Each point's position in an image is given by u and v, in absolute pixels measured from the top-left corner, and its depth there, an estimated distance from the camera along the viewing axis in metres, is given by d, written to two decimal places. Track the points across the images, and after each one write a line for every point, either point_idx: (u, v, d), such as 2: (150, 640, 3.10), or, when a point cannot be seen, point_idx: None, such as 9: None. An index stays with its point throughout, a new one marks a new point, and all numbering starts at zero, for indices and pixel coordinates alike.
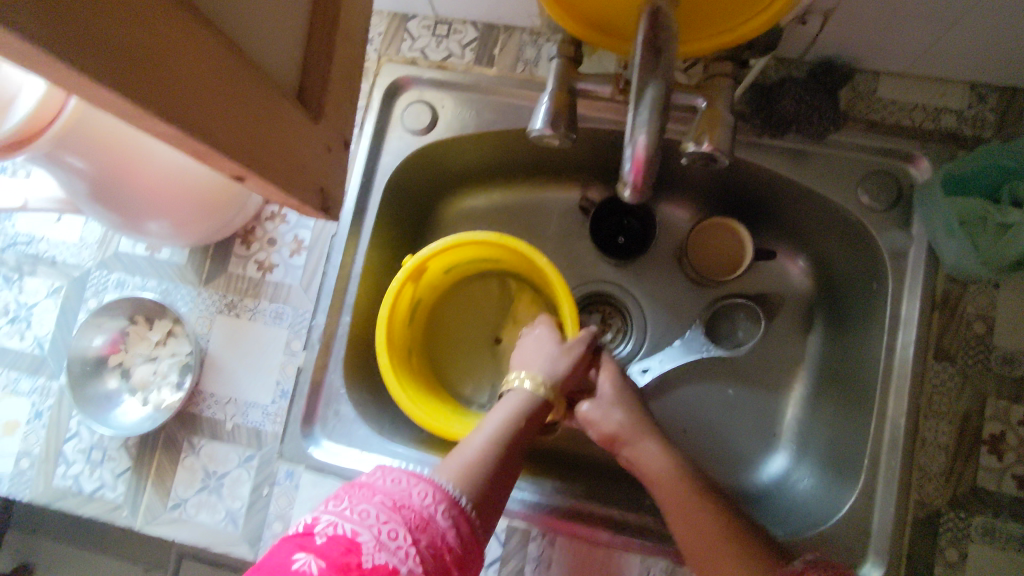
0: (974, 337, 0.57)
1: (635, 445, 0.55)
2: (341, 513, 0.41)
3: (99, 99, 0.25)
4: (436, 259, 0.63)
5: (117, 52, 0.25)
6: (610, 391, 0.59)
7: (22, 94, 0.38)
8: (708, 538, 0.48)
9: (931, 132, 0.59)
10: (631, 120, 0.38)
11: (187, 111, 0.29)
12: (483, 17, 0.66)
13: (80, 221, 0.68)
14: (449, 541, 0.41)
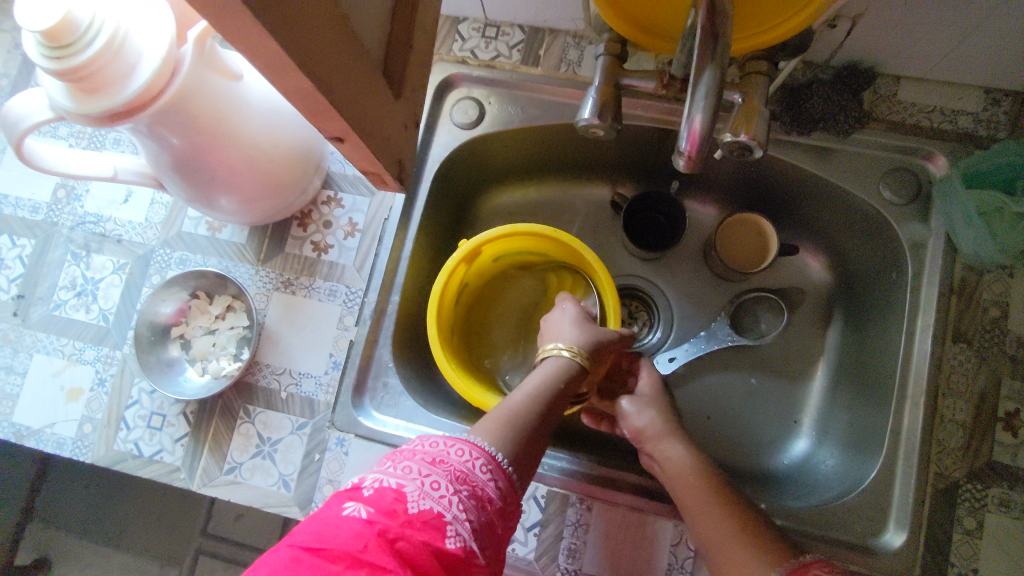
0: (990, 322, 0.61)
1: (659, 445, 0.58)
2: (385, 470, 0.41)
3: (267, 53, 0.30)
4: (490, 245, 0.68)
5: (287, 13, 0.29)
6: (647, 392, 0.63)
7: (144, 59, 0.44)
8: (719, 532, 0.50)
9: (948, 132, 0.63)
10: (689, 101, 0.43)
11: (323, 72, 0.34)
12: (530, 21, 0.71)
13: (146, 202, 0.73)
14: (490, 493, 0.42)
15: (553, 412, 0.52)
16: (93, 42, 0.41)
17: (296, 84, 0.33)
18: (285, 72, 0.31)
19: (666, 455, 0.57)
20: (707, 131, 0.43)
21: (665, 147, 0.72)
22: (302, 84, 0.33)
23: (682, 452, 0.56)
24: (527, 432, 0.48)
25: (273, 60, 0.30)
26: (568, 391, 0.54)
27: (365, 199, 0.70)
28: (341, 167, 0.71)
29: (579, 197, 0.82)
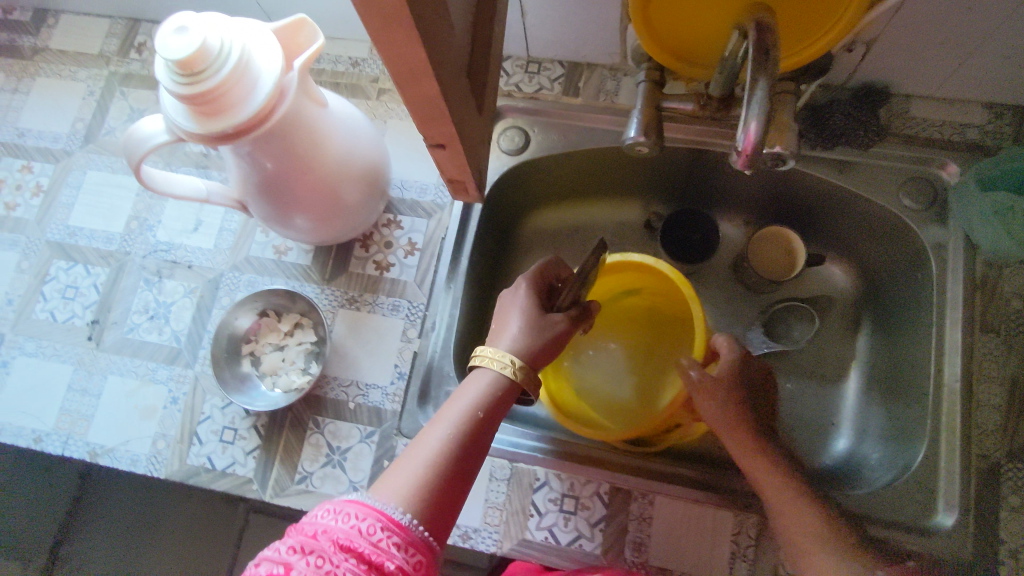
0: (1013, 311, 0.66)
1: (731, 437, 0.60)
2: (272, 556, 0.44)
3: (412, 54, 0.36)
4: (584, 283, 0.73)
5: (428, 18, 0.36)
6: (720, 375, 0.62)
7: (262, 79, 0.51)
8: (801, 530, 0.54)
9: (958, 143, 0.70)
10: (745, 111, 0.50)
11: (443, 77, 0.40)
12: (569, 57, 0.79)
13: (215, 230, 0.78)
14: (383, 555, 0.45)
15: (472, 449, 0.53)
16: (224, 66, 0.48)
17: (425, 86, 0.40)
18: (419, 74, 0.38)
19: (736, 448, 0.60)
20: (762, 134, 0.49)
21: (697, 167, 0.77)
22: (429, 88, 0.40)
23: (750, 451, 0.59)
24: (441, 486, 0.50)
25: (415, 63, 0.37)
26: (495, 415, 0.55)
27: (423, 220, 0.76)
28: (400, 193, 0.77)
29: (612, 219, 0.87)
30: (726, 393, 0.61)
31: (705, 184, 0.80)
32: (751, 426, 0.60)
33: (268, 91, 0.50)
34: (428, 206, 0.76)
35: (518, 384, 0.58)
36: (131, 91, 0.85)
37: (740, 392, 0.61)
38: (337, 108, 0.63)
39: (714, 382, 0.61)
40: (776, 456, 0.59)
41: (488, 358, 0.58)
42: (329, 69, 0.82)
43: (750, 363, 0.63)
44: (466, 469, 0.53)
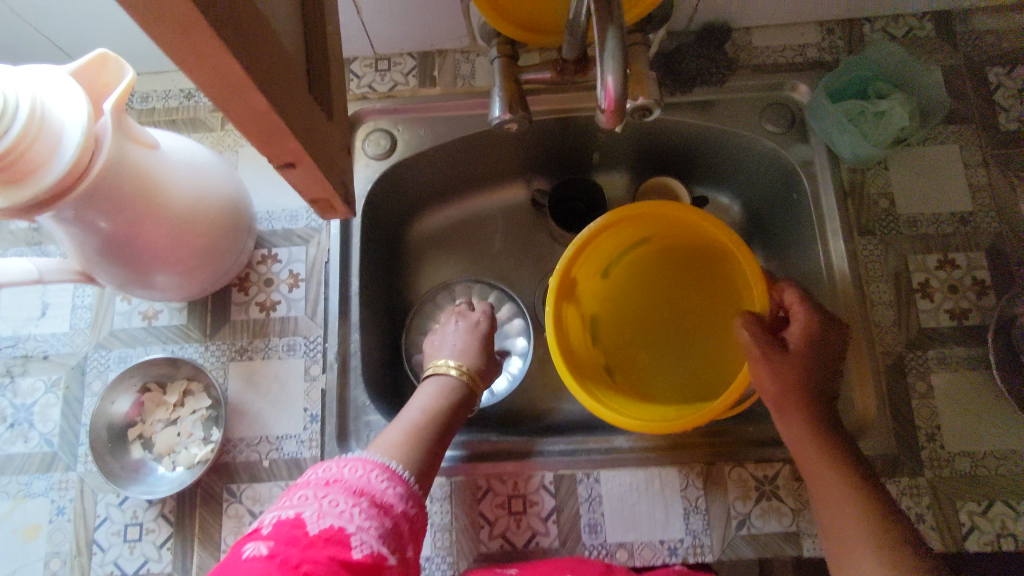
0: (882, 210, 0.69)
1: (784, 418, 0.54)
2: (281, 505, 0.45)
3: (225, 67, 0.32)
4: (587, 258, 0.68)
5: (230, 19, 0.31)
6: (790, 347, 0.55)
7: (67, 121, 0.45)
8: (844, 516, 0.49)
9: (801, 64, 0.73)
10: (600, 63, 0.49)
11: (266, 82, 0.36)
12: (418, 47, 0.76)
13: (66, 311, 0.69)
14: (392, 499, 0.47)
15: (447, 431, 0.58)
16: (16, 112, 0.42)
17: (251, 100, 0.35)
18: (240, 87, 0.34)
19: (787, 425, 0.54)
20: (620, 87, 0.49)
21: (568, 134, 0.76)
22: (256, 103, 0.36)
23: (800, 422, 0.54)
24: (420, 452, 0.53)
25: (231, 76, 0.33)
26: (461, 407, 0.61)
27: (301, 248, 0.71)
28: (269, 225, 0.71)
29: (497, 204, 0.84)
30: (795, 368, 0.54)
31: (581, 151, 0.80)
32: (812, 408, 0.54)
33: (77, 130, 0.44)
34: (302, 232, 0.71)
35: (473, 390, 0.64)
36: None
37: (814, 369, 0.55)
38: (172, 147, 0.57)
39: (783, 353, 0.54)
40: (836, 446, 0.53)
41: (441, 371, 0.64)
42: (160, 106, 0.74)
43: (828, 331, 0.56)
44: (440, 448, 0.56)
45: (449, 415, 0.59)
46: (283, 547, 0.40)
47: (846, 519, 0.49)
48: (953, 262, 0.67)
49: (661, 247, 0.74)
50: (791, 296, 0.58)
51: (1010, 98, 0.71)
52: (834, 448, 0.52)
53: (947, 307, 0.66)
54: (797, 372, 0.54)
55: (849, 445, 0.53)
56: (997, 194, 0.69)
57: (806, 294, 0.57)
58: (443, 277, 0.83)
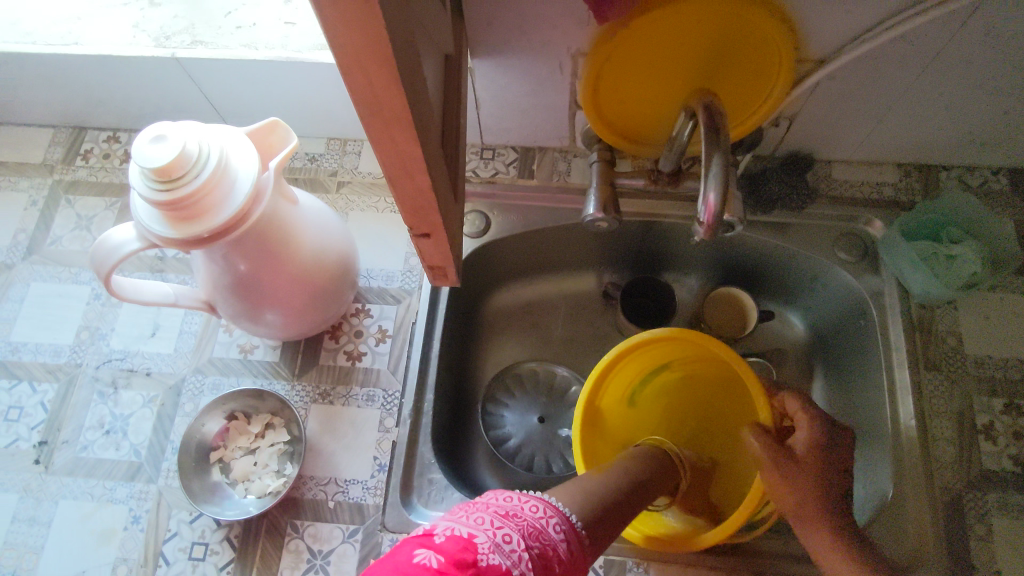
0: (950, 348, 0.71)
1: (805, 530, 0.54)
2: (456, 517, 0.37)
3: (409, 154, 0.38)
4: (613, 379, 0.73)
5: (419, 118, 0.38)
6: (798, 455, 0.56)
7: (239, 183, 0.51)
8: None
9: (877, 201, 0.78)
10: (704, 182, 0.54)
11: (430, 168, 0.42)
12: (521, 143, 0.84)
13: (174, 334, 0.76)
14: (563, 557, 0.38)
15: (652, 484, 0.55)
16: (205, 167, 0.49)
17: (417, 182, 0.42)
18: (411, 168, 0.40)
19: (812, 545, 0.54)
20: (719, 204, 0.54)
21: (649, 236, 0.82)
22: (418, 184, 0.42)
23: (823, 539, 0.54)
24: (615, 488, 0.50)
25: (408, 161, 0.39)
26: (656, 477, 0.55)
27: (392, 307, 0.77)
28: (367, 281, 0.78)
29: (570, 290, 0.90)
30: (805, 476, 0.55)
31: (658, 253, 0.85)
32: (838, 526, 0.54)
33: (246, 193, 0.51)
34: (395, 292, 0.78)
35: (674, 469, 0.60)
36: (77, 199, 0.84)
37: (829, 476, 0.55)
38: (309, 205, 0.64)
39: (787, 459, 0.56)
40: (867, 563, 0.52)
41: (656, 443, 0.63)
42: (287, 166, 0.83)
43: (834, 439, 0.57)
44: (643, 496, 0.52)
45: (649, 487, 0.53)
46: (452, 568, 0.32)
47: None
48: (1018, 408, 0.68)
49: (692, 374, 0.77)
50: (792, 403, 0.60)
51: None
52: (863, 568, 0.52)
53: (1010, 451, 0.67)
54: (806, 479, 0.55)
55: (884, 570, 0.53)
56: None
57: (808, 403, 0.59)
58: (512, 353, 0.88)
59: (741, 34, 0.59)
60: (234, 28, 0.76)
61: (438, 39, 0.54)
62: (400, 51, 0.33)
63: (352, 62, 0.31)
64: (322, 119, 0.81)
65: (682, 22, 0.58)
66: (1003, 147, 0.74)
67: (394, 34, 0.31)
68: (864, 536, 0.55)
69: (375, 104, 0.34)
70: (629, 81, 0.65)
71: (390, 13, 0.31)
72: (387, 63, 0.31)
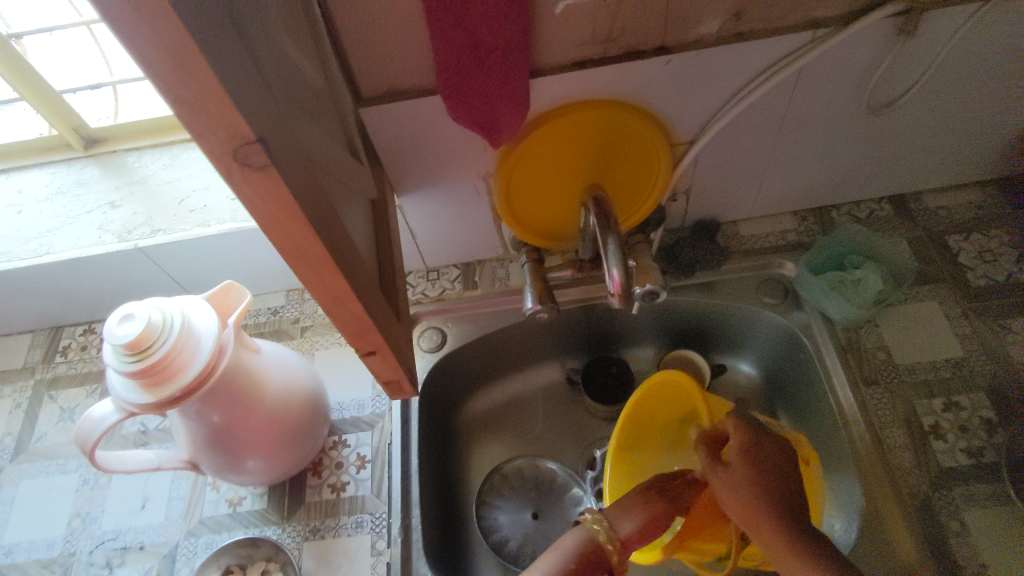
0: (881, 361, 0.77)
1: (755, 530, 0.55)
2: None
3: (337, 285, 0.45)
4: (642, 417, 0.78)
5: (340, 254, 0.45)
6: (732, 461, 0.59)
7: (203, 344, 0.58)
8: None
9: (784, 245, 0.86)
10: (607, 261, 0.62)
11: (361, 294, 0.49)
12: (461, 259, 0.92)
13: (163, 503, 0.79)
14: None
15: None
16: (171, 335, 0.56)
17: (351, 308, 0.48)
18: (341, 298, 0.47)
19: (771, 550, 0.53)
20: (624, 277, 0.61)
21: (594, 318, 0.88)
22: (352, 309, 0.48)
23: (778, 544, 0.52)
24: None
25: (339, 291, 0.46)
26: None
27: (367, 432, 0.81)
28: (340, 414, 0.82)
29: (535, 383, 0.95)
30: (745, 480, 0.57)
31: (607, 333, 0.91)
32: (785, 525, 0.53)
33: (209, 352, 0.57)
34: (368, 418, 0.82)
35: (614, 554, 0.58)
36: (59, 393, 0.89)
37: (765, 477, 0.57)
38: (270, 352, 0.70)
39: (724, 469, 0.59)
40: (810, 549, 0.51)
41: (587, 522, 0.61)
42: (252, 323, 0.90)
43: (764, 445, 0.59)
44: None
45: None
46: None
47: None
48: (958, 404, 0.73)
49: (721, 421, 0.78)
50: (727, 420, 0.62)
51: (974, 260, 0.82)
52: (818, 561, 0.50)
53: (961, 445, 0.71)
54: (744, 481, 0.56)
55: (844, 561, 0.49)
56: (983, 340, 0.77)
57: (744, 420, 0.62)
58: (492, 455, 0.91)
59: (613, 136, 0.70)
60: (188, 213, 0.85)
61: (359, 188, 0.63)
62: (308, 207, 0.40)
63: (270, 223, 0.38)
64: (278, 275, 0.89)
65: (565, 135, 0.69)
66: (874, 180, 0.84)
67: (301, 195, 0.39)
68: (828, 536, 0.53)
69: (298, 250, 0.41)
70: (536, 189, 0.75)
71: (294, 180, 0.39)
72: (297, 219, 0.39)
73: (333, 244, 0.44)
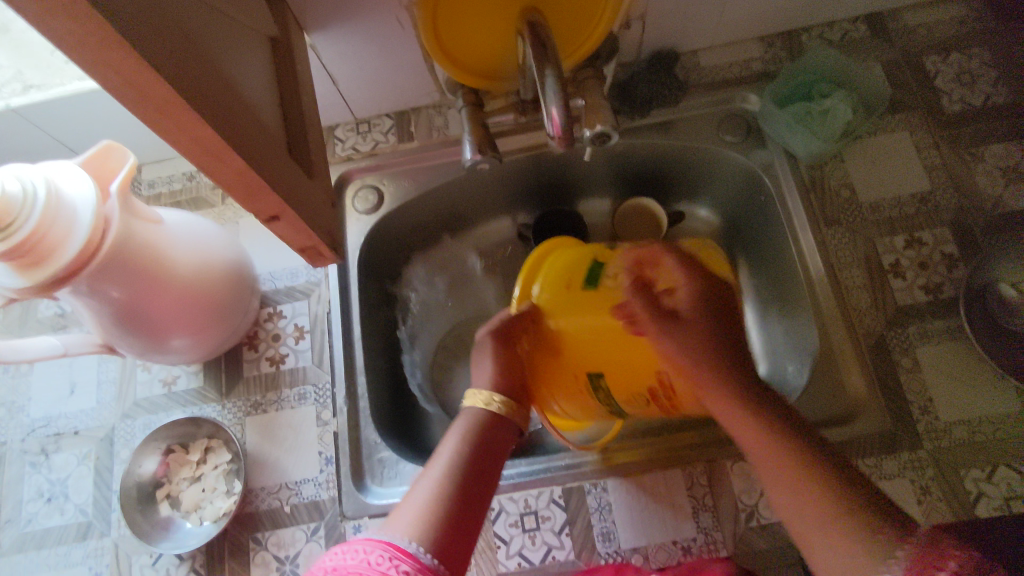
0: (845, 199, 0.72)
1: (700, 387, 0.51)
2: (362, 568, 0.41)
3: (207, 138, 0.36)
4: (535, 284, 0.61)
5: (205, 97, 0.36)
6: (676, 315, 0.53)
7: (80, 215, 0.49)
8: (816, 509, 0.43)
9: (749, 76, 0.78)
10: (544, 99, 0.53)
11: (245, 146, 0.40)
12: (394, 107, 0.82)
13: (92, 387, 0.74)
14: None
15: (484, 458, 0.53)
16: (37, 207, 0.47)
17: (233, 163, 0.40)
18: (223, 158, 0.39)
19: (717, 408, 0.51)
20: (565, 117, 0.53)
21: (545, 168, 0.81)
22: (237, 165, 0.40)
23: (728, 405, 0.50)
24: (446, 516, 0.48)
25: (212, 145, 0.37)
26: (488, 451, 0.54)
27: (303, 302, 0.76)
28: (273, 284, 0.76)
29: (485, 240, 0.89)
30: (685, 335, 0.51)
31: (558, 183, 0.85)
32: (732, 382, 0.50)
33: (88, 223, 0.49)
34: (303, 287, 0.76)
35: (515, 420, 0.58)
36: None
37: (713, 330, 0.52)
38: (175, 221, 0.62)
39: (667, 322, 0.52)
40: (759, 404, 0.49)
41: (475, 399, 0.58)
42: (166, 191, 0.81)
43: (708, 292, 0.53)
44: (485, 484, 0.52)
45: (479, 466, 0.52)
46: None
47: (789, 486, 0.45)
48: (920, 240, 0.70)
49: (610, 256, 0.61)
50: (672, 263, 0.56)
51: (950, 83, 0.75)
52: (770, 419, 0.48)
53: (919, 283, 0.68)
54: (688, 338, 0.51)
55: (795, 419, 0.48)
56: (952, 171, 0.72)
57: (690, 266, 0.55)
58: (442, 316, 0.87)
59: None
60: (65, 64, 0.72)
61: (250, 20, 0.52)
62: (146, 38, 0.31)
63: (93, 60, 0.29)
64: None
65: None
66: None
67: (126, 18, 0.29)
68: (772, 389, 0.51)
69: (142, 95, 0.32)
70: (466, 19, 0.64)
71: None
72: (131, 56, 0.30)
73: (193, 84, 0.35)
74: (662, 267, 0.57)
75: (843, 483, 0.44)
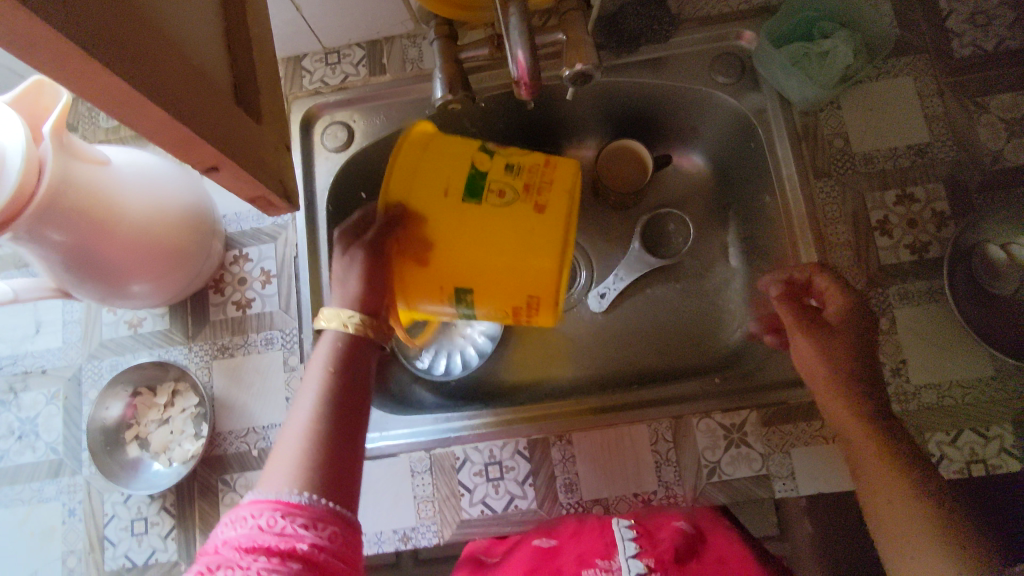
0: (838, 150, 0.68)
1: (834, 400, 0.58)
2: (254, 534, 0.40)
3: (117, 88, 0.33)
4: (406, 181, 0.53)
5: (112, 41, 0.32)
6: (833, 323, 0.59)
7: (8, 159, 0.47)
8: (905, 527, 0.50)
9: (746, 11, 0.71)
10: (509, 41, 0.50)
11: (169, 95, 0.37)
12: (364, 36, 0.76)
13: (58, 326, 0.73)
14: (290, 539, 0.40)
15: (352, 384, 0.50)
16: None
17: (153, 114, 0.36)
18: (141, 109, 0.35)
19: (839, 420, 0.58)
20: (531, 61, 0.50)
21: (526, 108, 0.77)
22: (160, 117, 0.37)
23: (845, 415, 0.57)
24: (326, 452, 0.45)
25: (124, 96, 0.34)
26: (356, 378, 0.50)
27: (270, 245, 0.73)
28: (238, 226, 0.74)
29: None
30: (840, 344, 0.58)
31: (541, 125, 0.80)
32: (860, 400, 0.57)
33: (17, 170, 0.46)
34: (270, 230, 0.74)
35: (374, 337, 0.53)
36: None
37: (861, 345, 0.58)
38: (123, 162, 0.59)
39: (828, 331, 0.59)
40: (877, 425, 0.55)
41: (330, 319, 0.53)
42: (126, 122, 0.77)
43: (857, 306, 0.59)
44: (361, 414, 0.49)
45: (351, 393, 0.49)
46: None
47: (890, 499, 0.52)
48: (912, 196, 0.67)
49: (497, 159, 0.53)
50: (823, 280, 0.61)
51: (963, 24, 0.70)
52: (885, 445, 0.54)
53: (906, 241, 0.66)
54: (832, 351, 0.58)
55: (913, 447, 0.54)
56: (953, 122, 0.68)
57: (839, 280, 0.60)
58: None
59: None
60: None
61: None
62: None
63: None
64: None
65: None
66: None
67: None
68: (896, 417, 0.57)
69: (28, 43, 0.28)
70: None
71: None
72: None
73: (94, 27, 0.31)
74: (555, 192, 0.53)
75: (950, 518, 0.49)
